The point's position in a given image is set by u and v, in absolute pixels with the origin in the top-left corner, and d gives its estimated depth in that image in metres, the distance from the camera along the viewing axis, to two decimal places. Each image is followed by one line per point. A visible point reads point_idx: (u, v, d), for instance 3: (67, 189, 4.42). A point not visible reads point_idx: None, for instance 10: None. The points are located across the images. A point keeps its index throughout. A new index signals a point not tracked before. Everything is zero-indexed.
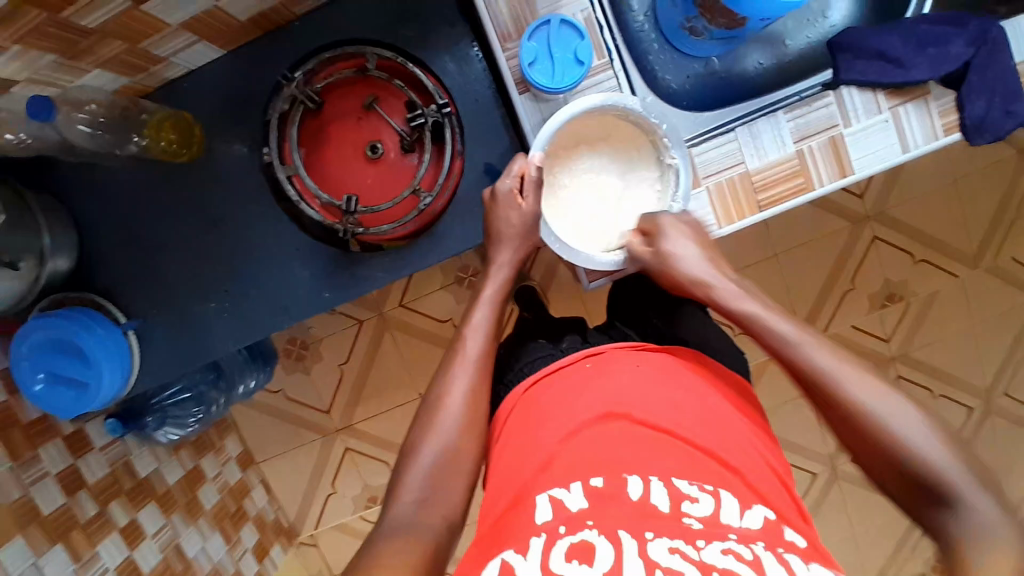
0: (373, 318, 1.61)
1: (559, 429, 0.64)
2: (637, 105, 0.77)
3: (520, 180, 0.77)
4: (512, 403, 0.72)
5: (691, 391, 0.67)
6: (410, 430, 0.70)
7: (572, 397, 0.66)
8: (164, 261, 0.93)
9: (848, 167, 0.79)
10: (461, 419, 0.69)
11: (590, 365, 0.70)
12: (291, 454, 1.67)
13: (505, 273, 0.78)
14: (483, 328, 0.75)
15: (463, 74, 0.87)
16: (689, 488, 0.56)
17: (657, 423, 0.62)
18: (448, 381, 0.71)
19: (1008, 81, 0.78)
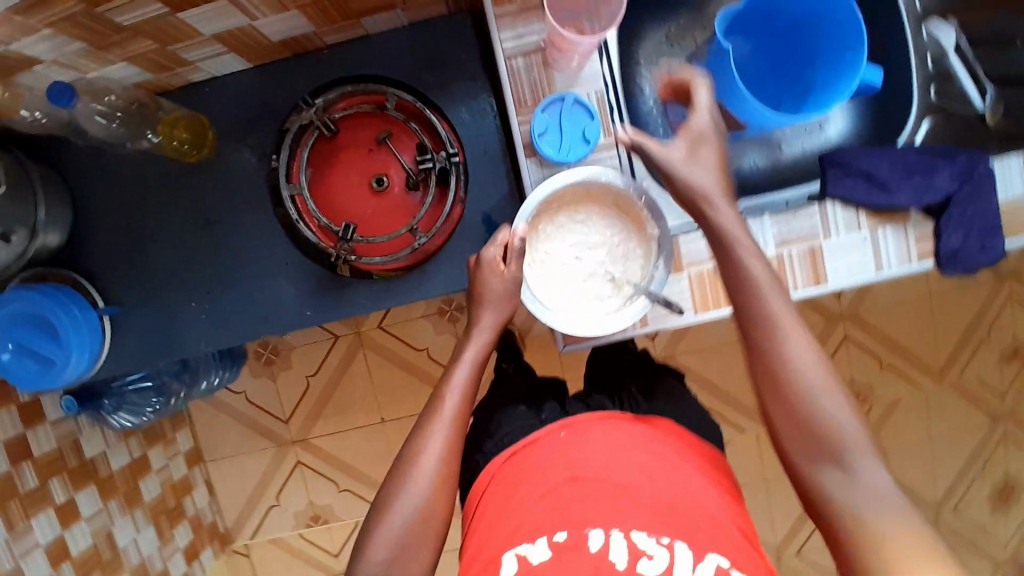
0: (349, 335, 1.61)
1: (534, 490, 0.66)
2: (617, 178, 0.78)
3: (504, 249, 0.77)
4: (498, 468, 0.74)
5: (665, 458, 0.69)
6: (382, 489, 0.69)
7: (548, 463, 0.69)
8: (154, 254, 0.94)
9: (823, 276, 0.83)
10: (436, 481, 0.67)
11: (563, 433, 0.73)
12: (240, 459, 1.64)
13: (487, 337, 0.76)
14: (461, 390, 0.72)
15: (476, 127, 0.90)
16: (646, 543, 0.59)
17: (621, 480, 0.65)
18: (424, 441, 0.69)
19: (984, 218, 0.83)
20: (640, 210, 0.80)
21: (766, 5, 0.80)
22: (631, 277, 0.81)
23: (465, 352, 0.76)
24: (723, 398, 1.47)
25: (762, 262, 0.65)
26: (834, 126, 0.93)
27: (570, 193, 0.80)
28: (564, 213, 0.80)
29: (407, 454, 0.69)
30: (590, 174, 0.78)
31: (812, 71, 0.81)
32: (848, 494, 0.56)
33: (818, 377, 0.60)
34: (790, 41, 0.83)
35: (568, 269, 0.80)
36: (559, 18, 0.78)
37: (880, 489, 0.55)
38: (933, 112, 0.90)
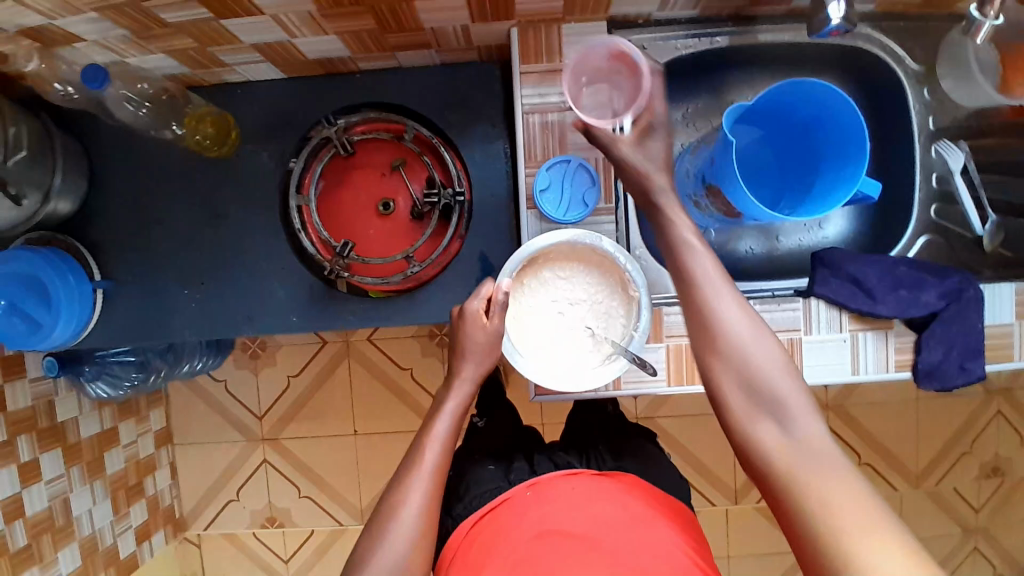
0: (337, 342, 1.62)
1: (501, 546, 0.66)
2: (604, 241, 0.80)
3: (488, 302, 0.78)
4: (470, 523, 0.74)
5: (635, 515, 0.69)
6: (359, 546, 0.67)
7: (514, 521, 0.69)
8: (159, 238, 0.97)
9: (798, 370, 0.84)
10: (413, 534, 0.66)
11: (530, 492, 0.73)
12: (209, 448, 1.64)
13: (467, 388, 0.77)
14: (442, 441, 0.72)
15: (487, 170, 0.94)
16: None
17: (584, 535, 0.65)
18: (402, 496, 0.68)
19: (968, 339, 0.83)
20: (625, 274, 0.82)
21: (780, 106, 0.82)
22: (611, 335, 0.82)
23: (448, 404, 0.75)
24: (696, 468, 1.45)
25: (734, 302, 0.65)
26: (831, 228, 0.97)
27: (556, 251, 0.81)
28: (551, 270, 0.82)
29: (385, 509, 0.68)
30: (576, 236, 0.80)
31: (813, 175, 0.85)
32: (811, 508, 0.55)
33: (773, 390, 0.61)
34: (801, 142, 0.86)
35: (549, 323, 0.81)
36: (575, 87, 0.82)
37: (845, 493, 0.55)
38: (932, 230, 0.90)
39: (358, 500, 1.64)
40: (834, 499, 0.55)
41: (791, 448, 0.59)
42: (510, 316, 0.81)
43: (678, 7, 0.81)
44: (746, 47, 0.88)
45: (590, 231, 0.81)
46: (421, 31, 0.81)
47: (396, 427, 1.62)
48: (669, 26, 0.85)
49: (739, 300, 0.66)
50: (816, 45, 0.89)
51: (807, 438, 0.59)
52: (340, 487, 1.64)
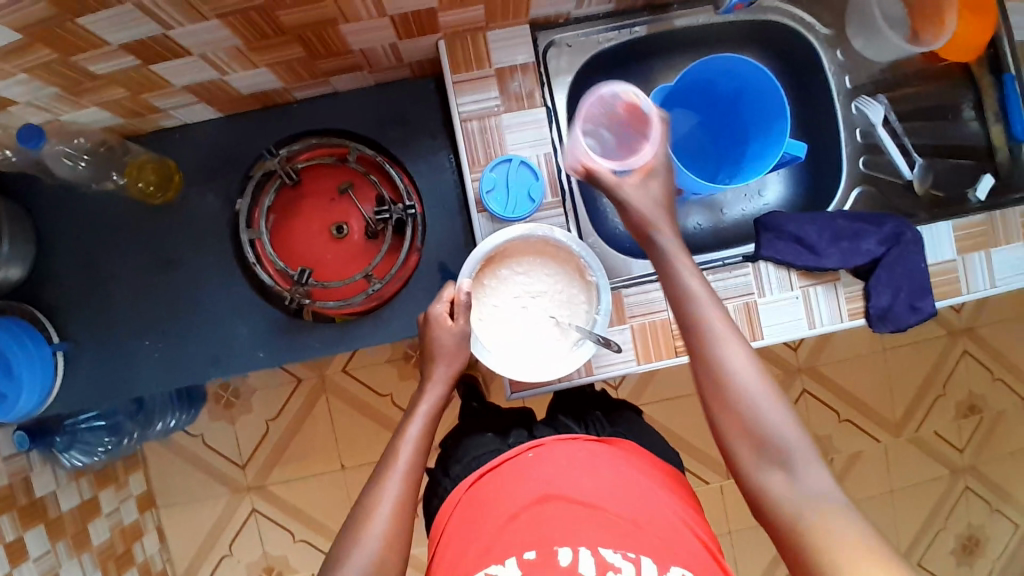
0: (313, 378, 1.60)
1: (503, 510, 0.66)
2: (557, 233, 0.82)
3: (450, 305, 0.80)
4: (461, 491, 0.73)
5: (624, 476, 0.70)
6: (334, 548, 0.66)
7: (514, 486, 0.69)
8: (114, 292, 0.96)
9: (758, 332, 0.87)
10: (391, 530, 0.66)
11: (531, 455, 0.73)
12: (195, 505, 1.60)
13: (439, 390, 0.78)
14: (416, 443, 0.73)
15: (436, 180, 0.95)
16: (613, 557, 0.60)
17: (585, 499, 0.66)
18: (377, 495, 0.68)
19: (912, 281, 0.88)
20: (580, 260, 0.84)
21: (700, 84, 0.87)
22: (576, 320, 0.84)
23: (420, 407, 0.77)
24: (685, 450, 1.47)
25: (728, 331, 0.67)
26: (771, 195, 1.01)
27: (510, 248, 0.83)
28: (507, 266, 0.84)
29: (360, 508, 0.68)
30: (527, 230, 0.82)
31: (745, 143, 0.89)
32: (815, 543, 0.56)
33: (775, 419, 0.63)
34: (727, 115, 0.90)
35: (515, 320, 0.83)
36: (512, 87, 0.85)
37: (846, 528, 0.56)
38: (863, 181, 0.96)
39: None
40: (850, 555, 0.54)
41: (793, 488, 0.60)
42: (473, 317, 0.82)
43: (593, 3, 0.85)
44: (664, 34, 0.93)
45: (540, 225, 0.83)
46: (351, 55, 0.83)
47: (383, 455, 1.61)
48: (588, 22, 0.89)
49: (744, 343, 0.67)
50: (728, 24, 0.94)
51: (813, 484, 0.59)
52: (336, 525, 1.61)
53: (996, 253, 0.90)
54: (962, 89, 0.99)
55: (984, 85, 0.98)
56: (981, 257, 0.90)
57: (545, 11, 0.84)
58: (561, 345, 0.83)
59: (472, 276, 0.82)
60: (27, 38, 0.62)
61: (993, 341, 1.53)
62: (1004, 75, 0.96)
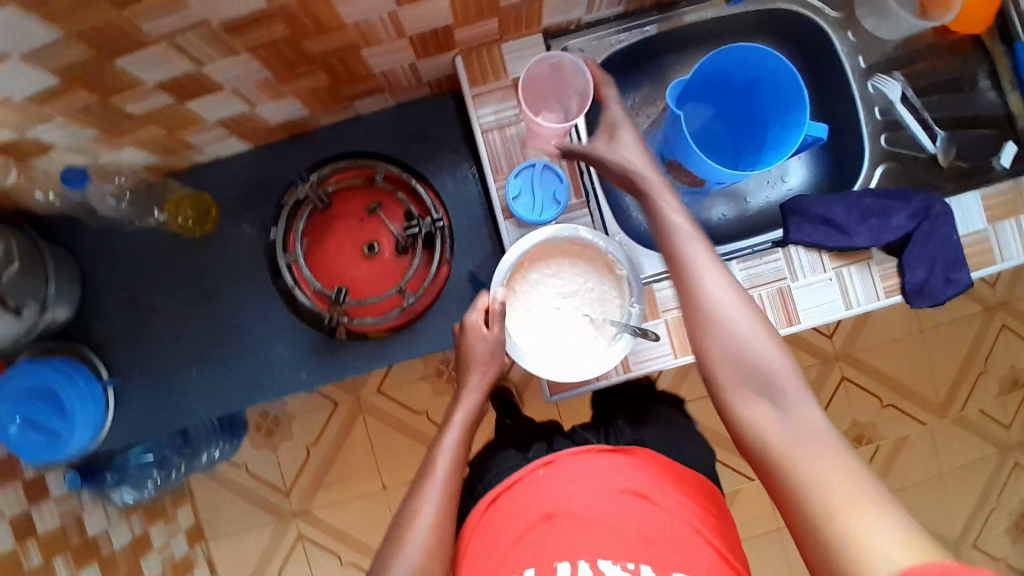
0: (349, 400, 1.63)
1: (511, 527, 0.68)
2: (583, 231, 0.84)
3: (486, 312, 0.81)
4: (478, 511, 0.73)
5: (634, 485, 0.70)
6: (379, 557, 0.67)
7: (525, 499, 0.71)
8: (159, 326, 0.99)
9: (795, 316, 0.87)
10: (434, 534, 0.67)
11: (543, 472, 0.73)
12: (242, 534, 1.62)
13: (476, 396, 0.79)
14: (454, 448, 0.74)
15: (460, 194, 0.98)
16: (611, 571, 0.61)
17: (590, 513, 0.67)
18: (417, 503, 0.69)
19: (946, 253, 0.87)
20: (608, 255, 0.85)
21: (714, 77, 0.89)
22: (610, 315, 0.85)
23: (456, 415, 0.78)
24: (725, 447, 1.46)
25: (715, 270, 0.68)
26: (793, 178, 1.02)
27: (539, 251, 0.85)
28: (538, 269, 0.85)
29: (404, 514, 0.69)
30: (554, 231, 0.83)
31: (763, 131, 0.90)
32: (798, 475, 0.57)
33: (766, 356, 0.63)
34: (745, 104, 0.91)
35: (550, 320, 0.84)
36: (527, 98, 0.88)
37: (831, 461, 0.56)
38: (887, 158, 0.96)
39: None
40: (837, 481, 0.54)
41: (780, 420, 0.61)
42: (509, 321, 0.83)
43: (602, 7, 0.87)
44: (674, 31, 0.95)
45: (563, 224, 0.84)
46: (372, 78, 0.86)
47: None
48: (599, 26, 0.91)
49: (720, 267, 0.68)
50: (738, 16, 0.95)
51: (800, 419, 0.60)
52: None
53: None
54: (975, 61, 0.99)
55: (996, 53, 0.98)
56: (1012, 224, 0.89)
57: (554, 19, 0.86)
58: (598, 341, 0.84)
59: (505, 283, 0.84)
60: (65, 81, 0.66)
61: None
62: (1015, 43, 0.95)
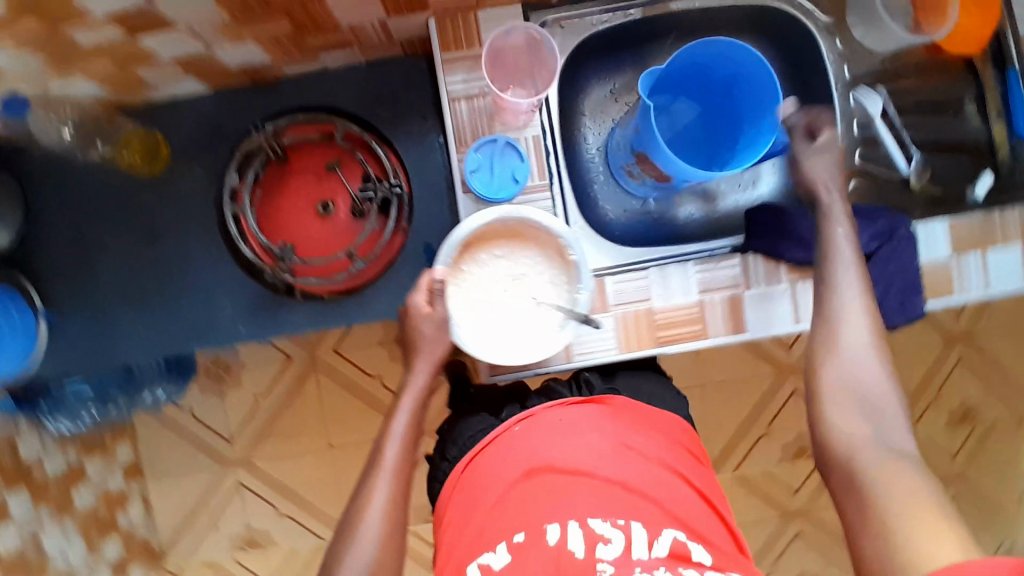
0: (304, 357, 1.61)
1: (492, 492, 0.72)
2: (530, 212, 0.80)
3: (429, 293, 0.80)
4: (457, 473, 0.77)
5: (610, 442, 0.74)
6: (336, 538, 0.74)
7: (501, 461, 0.74)
8: (102, 263, 0.95)
9: (742, 324, 0.86)
10: (387, 521, 0.73)
11: (519, 428, 0.77)
12: (181, 476, 1.61)
13: (422, 385, 0.82)
14: (401, 439, 0.79)
15: (423, 162, 0.95)
16: (601, 528, 0.65)
17: (578, 469, 0.71)
18: (367, 495, 0.75)
19: (905, 279, 0.86)
20: (561, 242, 0.82)
21: (697, 69, 0.86)
22: (557, 299, 0.83)
23: (403, 402, 0.81)
24: None
25: (861, 326, 0.73)
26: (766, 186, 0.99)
27: (486, 232, 0.82)
28: (487, 250, 0.82)
29: (358, 502, 0.75)
30: (503, 213, 0.80)
31: (739, 126, 0.87)
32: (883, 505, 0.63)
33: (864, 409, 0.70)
34: (719, 99, 0.89)
35: (498, 305, 0.82)
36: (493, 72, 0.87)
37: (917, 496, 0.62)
38: (859, 176, 0.94)
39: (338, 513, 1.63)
40: (921, 528, 0.59)
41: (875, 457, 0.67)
42: (451, 301, 0.81)
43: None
44: (660, 17, 0.92)
45: (511, 206, 0.81)
46: (339, 31, 0.82)
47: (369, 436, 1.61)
48: (584, 3, 0.88)
49: (870, 322, 0.74)
50: (726, 9, 0.93)
51: (898, 465, 0.66)
52: (320, 503, 1.63)
53: (991, 256, 0.88)
54: (963, 86, 0.97)
55: (987, 80, 0.96)
56: (976, 258, 0.88)
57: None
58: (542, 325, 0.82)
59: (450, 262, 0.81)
60: (12, 10, 0.61)
61: (988, 346, 1.52)
62: (1009, 73, 0.93)
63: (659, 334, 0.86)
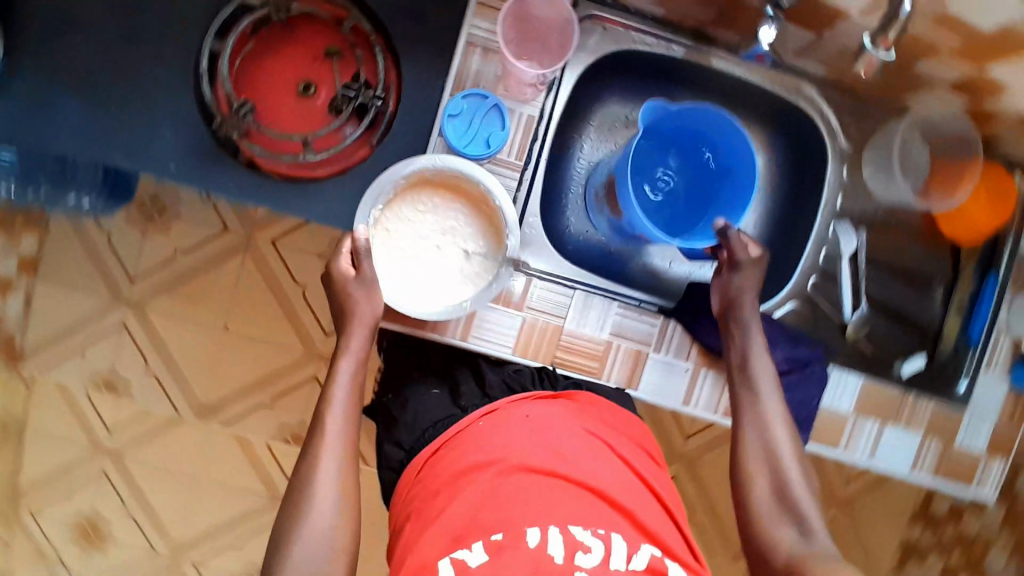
0: (239, 234, 1.57)
1: (447, 478, 0.68)
2: (453, 161, 0.77)
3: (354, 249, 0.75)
4: (417, 466, 0.73)
5: (586, 448, 0.72)
6: (278, 525, 0.68)
7: (465, 447, 0.70)
8: (64, 34, 0.88)
9: (635, 382, 0.86)
10: (336, 510, 0.68)
11: (484, 420, 0.74)
12: (70, 291, 1.56)
13: (364, 347, 0.75)
14: (344, 403, 0.73)
15: (421, 91, 0.91)
16: (583, 535, 0.62)
17: (541, 466, 0.67)
18: (311, 469, 0.69)
19: (799, 412, 0.87)
20: (483, 190, 0.80)
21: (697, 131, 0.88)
22: (484, 249, 0.81)
23: (343, 365, 0.75)
24: None
25: (776, 405, 0.78)
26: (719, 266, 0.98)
27: (414, 179, 0.79)
28: (412, 202, 0.79)
29: (297, 482, 0.69)
30: (426, 163, 0.77)
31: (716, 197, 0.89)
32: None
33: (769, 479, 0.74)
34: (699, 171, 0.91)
35: (421, 260, 0.79)
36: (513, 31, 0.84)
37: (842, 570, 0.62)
38: (800, 297, 0.92)
39: (203, 396, 1.61)
40: None
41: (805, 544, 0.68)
42: (378, 259, 0.78)
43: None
44: (698, 67, 0.90)
45: (442, 153, 0.78)
46: None
47: (266, 337, 1.59)
48: (637, 16, 0.87)
49: (784, 407, 0.78)
50: (760, 90, 0.91)
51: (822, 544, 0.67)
52: (192, 377, 1.60)
53: (888, 431, 0.89)
54: (940, 267, 0.97)
55: (965, 276, 0.96)
56: (874, 427, 0.89)
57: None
58: (473, 272, 0.81)
59: (379, 208, 0.78)
60: None
61: None
62: (990, 275, 0.94)
63: (556, 356, 0.85)
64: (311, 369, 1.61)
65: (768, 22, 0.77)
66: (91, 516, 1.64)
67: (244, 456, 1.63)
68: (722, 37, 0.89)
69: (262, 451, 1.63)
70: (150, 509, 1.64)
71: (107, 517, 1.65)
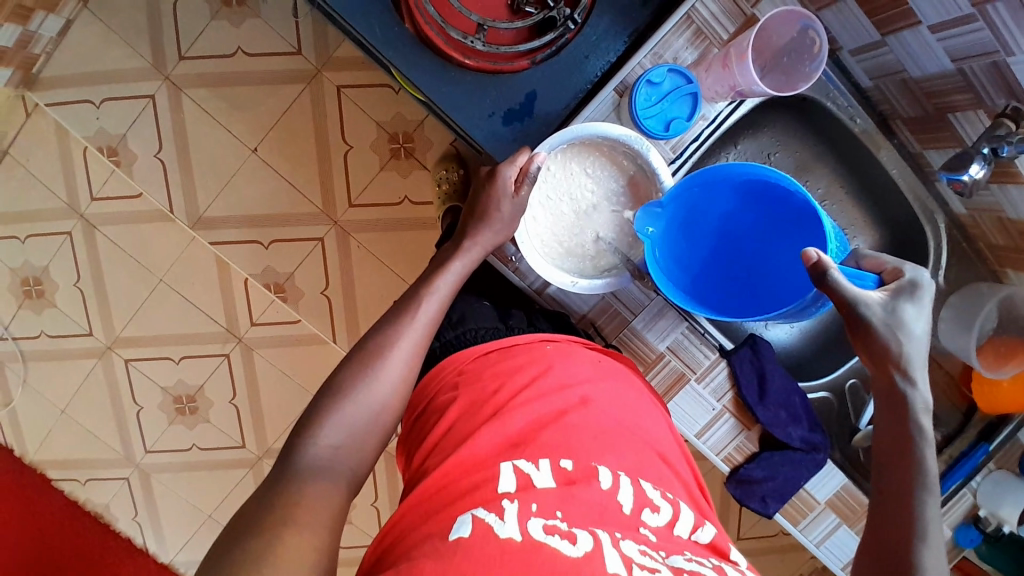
0: (308, 66, 1.41)
1: (514, 388, 0.70)
2: (643, 151, 0.78)
3: (520, 173, 0.77)
4: (465, 359, 0.76)
5: (650, 415, 0.75)
6: (338, 373, 0.68)
7: (537, 367, 0.73)
8: None
9: (667, 398, 0.90)
10: (396, 385, 0.69)
11: (551, 347, 0.77)
12: (112, 39, 1.40)
13: (475, 255, 0.78)
14: (442, 299, 0.74)
15: (599, 39, 0.87)
16: (652, 497, 0.64)
17: (606, 412, 0.70)
18: (392, 339, 0.70)
19: (785, 486, 0.92)
20: (654, 195, 0.81)
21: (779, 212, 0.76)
22: (619, 247, 0.84)
23: (454, 264, 0.77)
24: None
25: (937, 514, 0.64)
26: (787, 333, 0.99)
27: (606, 146, 0.81)
28: (588, 161, 0.82)
29: (372, 347, 0.69)
30: (620, 138, 0.78)
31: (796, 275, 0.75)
32: None
33: None
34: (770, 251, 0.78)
35: (561, 211, 0.83)
36: (765, 59, 0.83)
37: None
38: (833, 391, 1.00)
39: (204, 208, 1.48)
40: None
41: None
42: (531, 197, 0.81)
43: (866, 63, 0.92)
44: (866, 150, 0.93)
45: (646, 140, 0.79)
46: None
47: (290, 176, 1.45)
48: (842, 72, 0.96)
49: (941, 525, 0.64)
50: (903, 198, 0.94)
51: None
52: (200, 182, 1.46)
53: (844, 531, 0.94)
54: (950, 418, 1.02)
55: (964, 436, 1.00)
56: (832, 521, 0.94)
57: (833, 28, 0.93)
58: (596, 261, 0.84)
59: (556, 151, 0.80)
60: None
61: None
62: (982, 444, 0.98)
63: (614, 341, 0.88)
64: (320, 229, 1.48)
65: (979, 160, 0.80)
66: (38, 271, 1.54)
67: (218, 281, 1.52)
68: (901, 133, 0.94)
69: (238, 284, 1.52)
70: (101, 290, 1.54)
71: (54, 277, 1.54)
